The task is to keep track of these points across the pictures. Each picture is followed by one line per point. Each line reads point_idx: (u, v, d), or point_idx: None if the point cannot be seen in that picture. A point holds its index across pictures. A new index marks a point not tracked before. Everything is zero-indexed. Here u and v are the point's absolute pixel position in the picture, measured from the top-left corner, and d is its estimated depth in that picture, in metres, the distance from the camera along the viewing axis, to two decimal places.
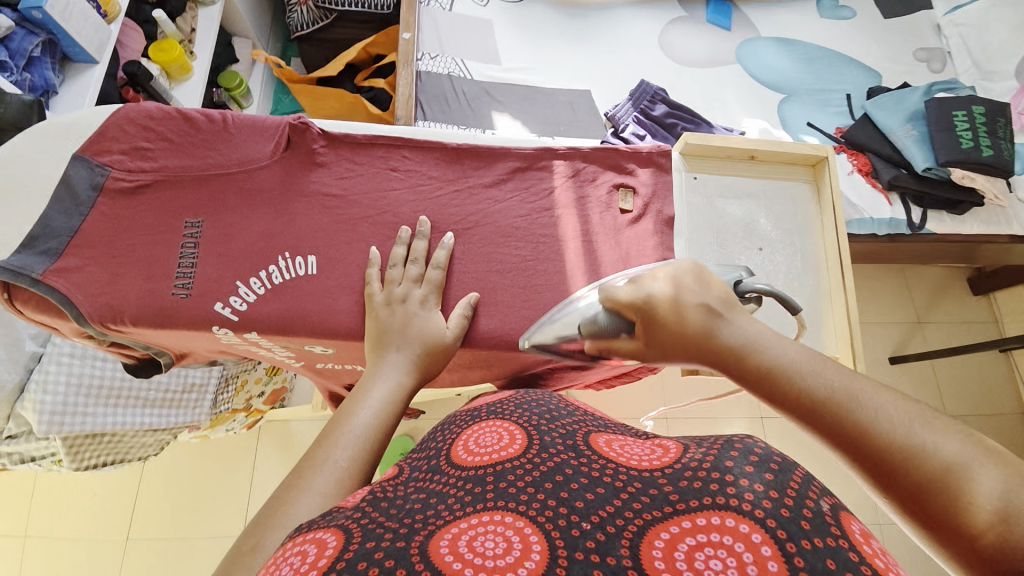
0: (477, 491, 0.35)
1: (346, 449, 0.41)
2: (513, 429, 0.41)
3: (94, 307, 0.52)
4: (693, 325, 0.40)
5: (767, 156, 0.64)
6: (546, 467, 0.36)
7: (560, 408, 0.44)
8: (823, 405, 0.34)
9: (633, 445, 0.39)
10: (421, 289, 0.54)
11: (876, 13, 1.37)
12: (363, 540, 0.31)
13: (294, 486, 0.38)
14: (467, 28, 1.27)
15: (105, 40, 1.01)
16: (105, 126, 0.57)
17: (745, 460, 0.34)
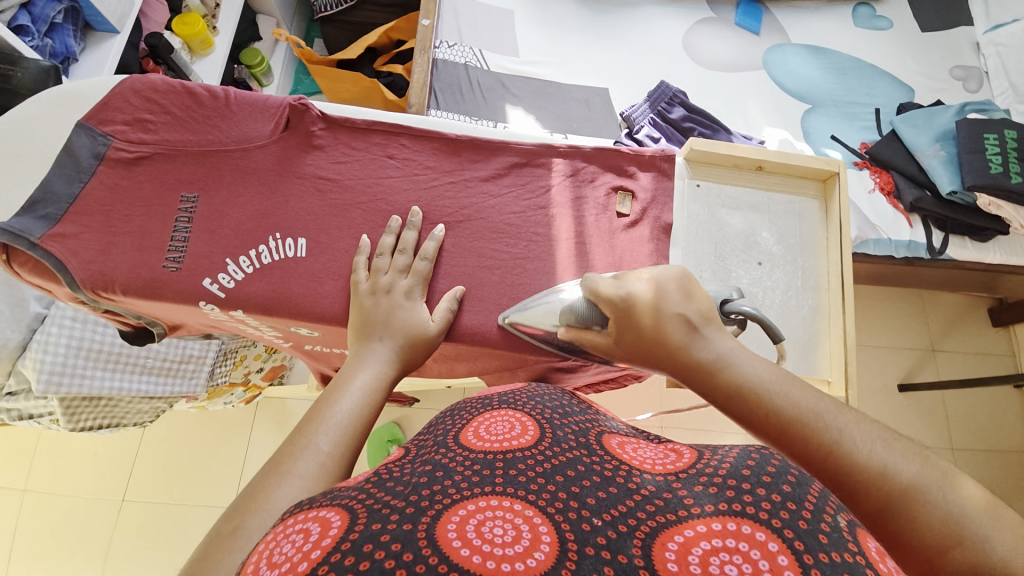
0: (486, 474, 0.32)
1: (328, 435, 0.39)
2: (524, 420, 0.38)
3: (86, 274, 0.53)
4: (665, 337, 0.40)
5: (775, 168, 0.62)
6: (558, 459, 0.33)
7: (572, 405, 0.42)
8: (791, 425, 0.34)
9: (646, 449, 0.38)
10: (407, 281, 0.53)
11: (914, 26, 1.31)
12: (369, 520, 0.27)
13: (272, 472, 0.35)
14: (488, 18, 1.26)
15: (128, 11, 1.02)
16: (110, 96, 0.58)
17: (765, 469, 0.32)
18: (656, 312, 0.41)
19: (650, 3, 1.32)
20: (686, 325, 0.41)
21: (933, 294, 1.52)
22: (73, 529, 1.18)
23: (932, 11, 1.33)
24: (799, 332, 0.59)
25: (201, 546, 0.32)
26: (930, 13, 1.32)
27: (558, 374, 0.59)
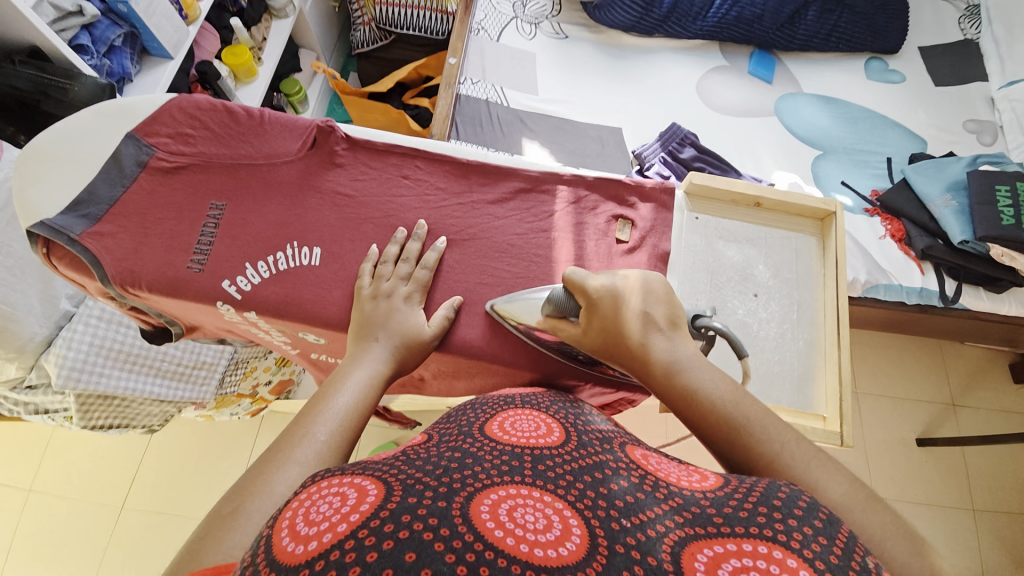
0: (516, 464, 0.33)
1: (325, 425, 0.41)
2: (551, 424, 0.41)
3: (117, 270, 0.57)
4: (631, 332, 0.45)
5: (772, 205, 0.64)
6: (585, 462, 0.35)
7: (595, 419, 0.45)
8: (737, 431, 0.39)
9: (670, 465, 0.38)
10: (407, 287, 0.56)
11: (926, 81, 1.34)
12: (406, 494, 0.28)
13: (272, 459, 0.38)
14: (511, 59, 1.34)
15: (182, 40, 1.13)
16: (158, 112, 0.64)
17: (794, 501, 0.31)
18: (629, 311, 0.46)
19: (665, 51, 1.38)
20: (655, 330, 0.45)
21: (953, 347, 1.48)
22: (72, 527, 1.19)
23: (945, 67, 1.36)
24: (794, 365, 0.59)
25: (206, 522, 0.34)
26: (942, 69, 1.36)
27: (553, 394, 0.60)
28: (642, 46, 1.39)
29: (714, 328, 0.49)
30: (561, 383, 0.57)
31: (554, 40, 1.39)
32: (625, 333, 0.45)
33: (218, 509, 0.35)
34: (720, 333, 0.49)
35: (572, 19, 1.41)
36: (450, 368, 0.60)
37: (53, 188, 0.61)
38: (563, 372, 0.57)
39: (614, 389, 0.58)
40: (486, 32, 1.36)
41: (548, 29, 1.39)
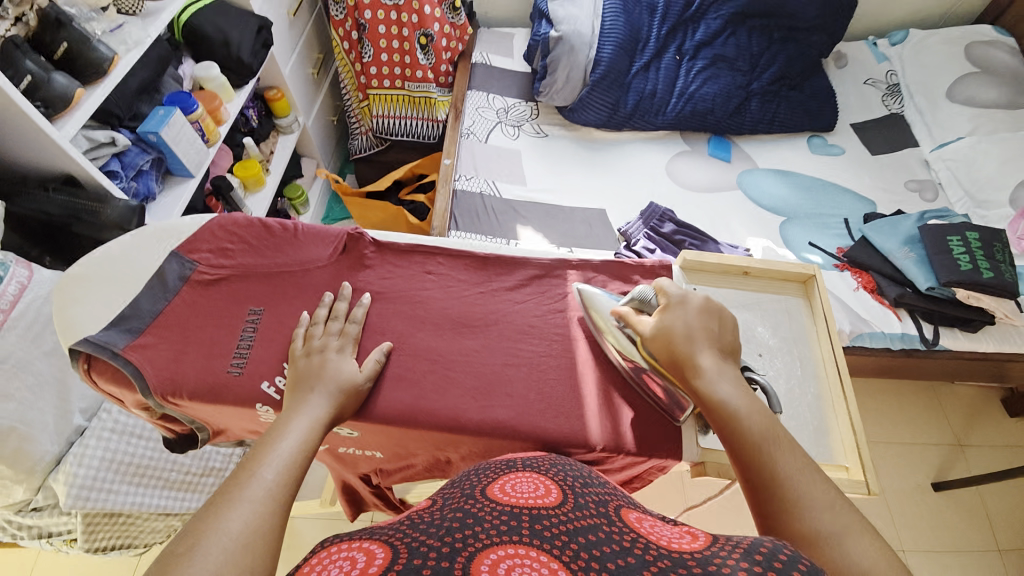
0: (514, 524, 0.39)
1: (272, 467, 0.46)
2: (549, 485, 0.46)
3: (159, 380, 0.59)
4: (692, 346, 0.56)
5: (759, 272, 0.71)
6: (580, 523, 0.40)
7: (594, 478, 0.50)
8: (755, 451, 0.49)
9: (663, 527, 0.43)
10: (339, 341, 0.61)
11: (863, 151, 1.54)
12: (411, 556, 0.34)
13: (218, 504, 0.42)
14: (499, 157, 1.49)
15: (202, 160, 1.23)
16: (200, 230, 0.70)
17: (777, 554, 0.35)
18: (698, 331, 0.57)
19: (634, 140, 1.56)
20: (714, 350, 0.56)
21: (946, 388, 1.53)
22: None
23: (877, 139, 1.56)
24: (807, 418, 0.63)
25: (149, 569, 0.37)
26: (875, 141, 1.56)
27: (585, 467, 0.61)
28: (614, 137, 1.57)
29: (759, 382, 0.57)
30: (593, 457, 0.59)
31: (536, 138, 1.56)
32: (691, 350, 0.56)
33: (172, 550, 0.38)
34: (763, 387, 0.58)
35: (550, 120, 1.60)
36: (482, 451, 0.61)
37: (97, 307, 0.64)
38: (594, 445, 0.58)
39: (643, 457, 0.59)
40: (475, 135, 1.53)
41: (529, 129, 1.57)
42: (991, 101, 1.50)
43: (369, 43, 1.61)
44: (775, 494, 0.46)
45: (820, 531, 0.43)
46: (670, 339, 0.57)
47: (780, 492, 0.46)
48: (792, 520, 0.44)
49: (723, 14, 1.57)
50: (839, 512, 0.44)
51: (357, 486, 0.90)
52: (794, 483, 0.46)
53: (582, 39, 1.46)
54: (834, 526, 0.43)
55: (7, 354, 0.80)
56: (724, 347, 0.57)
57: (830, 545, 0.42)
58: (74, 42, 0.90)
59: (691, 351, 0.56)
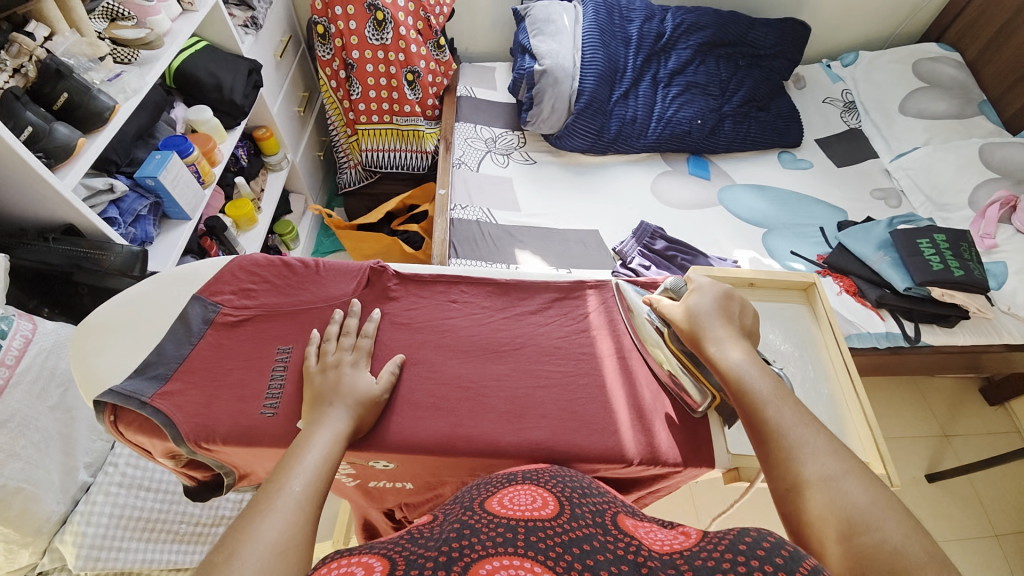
0: (508, 536, 0.41)
1: (300, 478, 0.48)
2: (547, 497, 0.49)
3: (191, 427, 0.58)
4: (709, 325, 0.61)
5: (763, 283, 0.76)
6: (575, 534, 0.42)
7: (592, 488, 0.52)
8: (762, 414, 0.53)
9: (658, 531, 0.47)
10: (353, 355, 0.62)
11: (830, 164, 1.65)
12: (409, 568, 0.37)
13: (253, 513, 0.45)
14: (492, 185, 1.53)
15: (198, 202, 1.23)
16: (221, 272, 0.71)
17: (760, 545, 0.40)
18: (714, 311, 0.62)
19: (619, 164, 1.63)
20: (730, 329, 0.61)
21: (927, 381, 1.61)
22: None
23: (841, 152, 1.68)
24: (826, 417, 0.66)
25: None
26: (840, 154, 1.67)
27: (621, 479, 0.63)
28: (599, 162, 1.64)
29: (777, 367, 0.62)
30: (629, 470, 0.61)
31: (525, 165, 1.61)
32: (708, 326, 0.61)
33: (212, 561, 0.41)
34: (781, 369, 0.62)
35: (538, 148, 1.66)
36: None
37: (119, 357, 0.63)
38: (631, 459, 0.60)
39: (680, 468, 0.61)
40: (466, 165, 1.57)
41: (518, 157, 1.63)
42: (940, 113, 1.64)
43: (357, 80, 1.65)
44: (775, 447, 0.51)
45: (815, 478, 0.48)
46: (689, 321, 0.62)
47: (779, 446, 0.51)
48: (791, 470, 0.49)
49: (692, 45, 1.68)
50: (833, 459, 0.49)
51: (377, 520, 0.89)
52: (793, 437, 0.51)
53: (565, 71, 1.54)
54: (828, 473, 0.48)
55: (13, 413, 0.77)
56: (740, 327, 0.62)
57: (824, 490, 0.47)
58: (75, 92, 0.88)
59: (708, 328, 0.61)
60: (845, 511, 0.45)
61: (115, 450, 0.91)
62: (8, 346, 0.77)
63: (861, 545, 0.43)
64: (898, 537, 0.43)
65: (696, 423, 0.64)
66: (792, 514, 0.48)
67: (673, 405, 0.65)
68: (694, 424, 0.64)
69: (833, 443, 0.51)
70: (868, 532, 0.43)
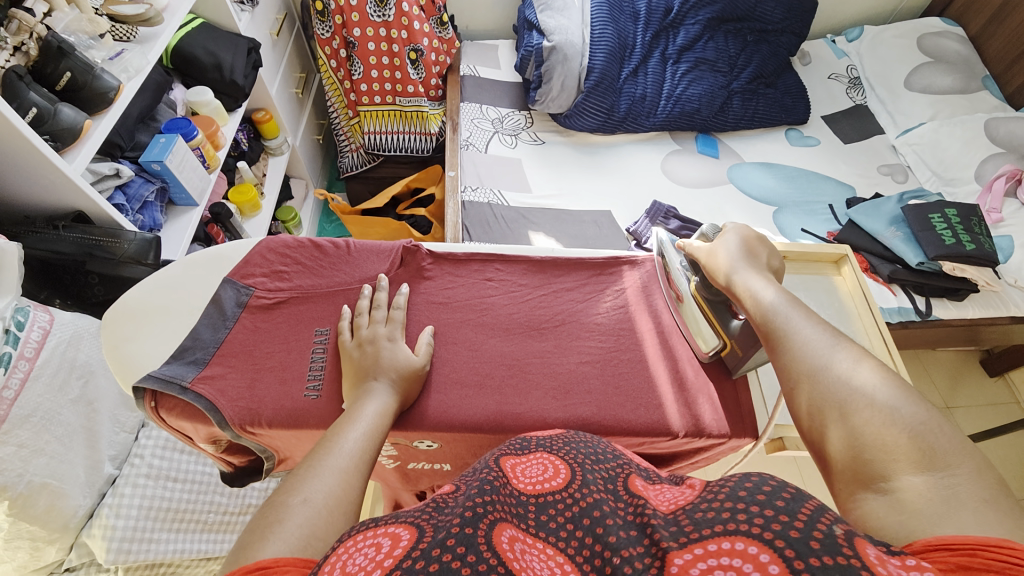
0: (523, 515, 0.40)
1: (357, 432, 0.50)
2: (558, 465, 0.47)
3: (236, 411, 0.58)
4: (727, 260, 0.63)
5: (796, 256, 0.82)
6: (584, 502, 0.41)
7: (604, 453, 0.51)
8: (772, 325, 0.55)
9: (666, 492, 0.44)
10: (387, 328, 0.62)
11: (837, 140, 1.65)
12: (436, 532, 0.35)
13: (306, 469, 0.45)
14: (501, 166, 1.50)
15: (205, 187, 1.19)
16: (250, 254, 0.69)
17: (763, 487, 0.37)
18: (737, 251, 0.64)
19: (628, 143, 1.61)
20: (745, 259, 0.63)
21: (929, 355, 1.65)
22: None
23: (847, 129, 1.67)
24: None
25: (255, 518, 0.41)
26: (846, 130, 1.67)
27: (664, 450, 0.64)
28: (608, 141, 1.62)
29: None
30: (673, 443, 0.62)
31: (533, 145, 1.58)
32: (731, 262, 0.63)
33: (283, 500, 0.42)
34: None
35: (545, 128, 1.63)
36: None
37: (157, 344, 0.63)
38: (677, 433, 0.61)
39: (725, 439, 0.62)
40: (474, 146, 1.54)
41: (526, 137, 1.60)
42: (946, 88, 1.65)
43: (359, 60, 1.59)
44: (787, 349, 0.53)
45: (828, 371, 0.49)
46: (712, 261, 0.65)
47: (792, 347, 0.53)
48: (801, 365, 0.51)
49: (701, 20, 1.66)
50: (848, 353, 0.50)
51: (407, 501, 0.90)
52: (805, 338, 0.53)
53: (574, 48, 1.51)
54: (843, 366, 0.49)
55: (35, 406, 0.75)
56: (765, 268, 0.63)
57: (835, 381, 0.49)
58: (78, 71, 0.83)
59: (729, 265, 0.63)
60: (856, 397, 0.47)
61: (140, 442, 0.91)
62: (26, 339, 0.74)
63: (868, 425, 0.45)
64: (910, 415, 0.44)
65: (736, 390, 0.65)
66: (803, 403, 0.50)
67: (709, 375, 0.66)
68: (735, 389, 0.65)
69: (846, 341, 0.52)
70: (879, 413, 0.45)
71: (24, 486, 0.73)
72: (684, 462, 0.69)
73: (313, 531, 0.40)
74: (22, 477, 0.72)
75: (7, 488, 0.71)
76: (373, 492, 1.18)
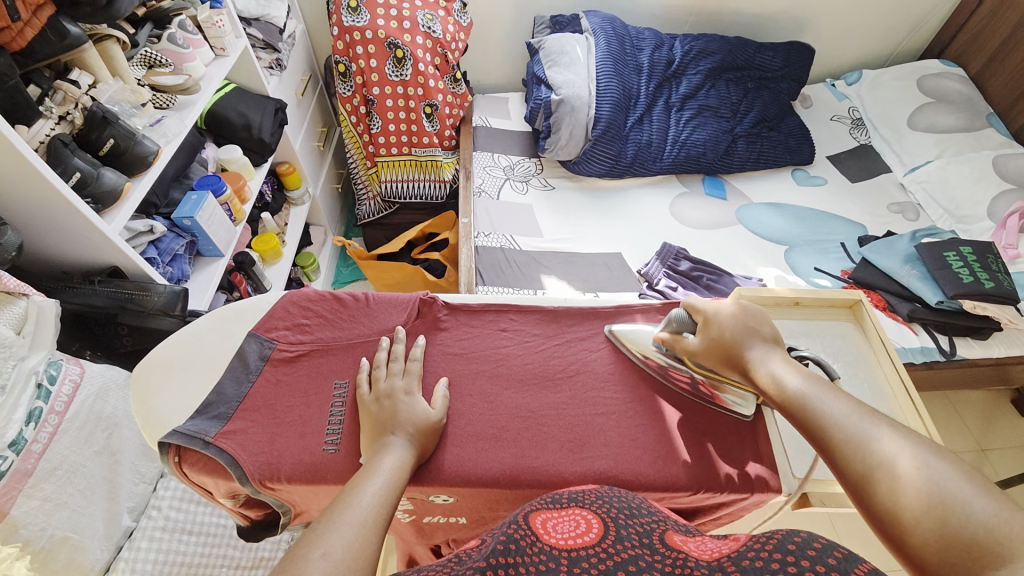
0: (552, 566, 0.41)
1: (375, 484, 0.50)
2: (591, 520, 0.47)
3: (256, 466, 0.59)
4: (728, 340, 0.61)
5: (808, 301, 0.81)
6: (619, 557, 0.41)
7: (639, 508, 0.50)
8: (800, 411, 0.53)
9: (707, 544, 0.44)
10: (404, 380, 0.63)
11: (843, 179, 1.67)
12: None
13: (321, 526, 0.45)
14: (514, 212, 1.55)
15: (230, 238, 1.25)
16: (274, 308, 0.72)
17: (811, 545, 0.36)
18: (744, 329, 0.61)
19: (636, 187, 1.66)
20: (754, 339, 0.60)
21: (958, 395, 1.59)
22: None
23: (854, 168, 1.70)
24: None
25: (275, 570, 0.41)
26: (853, 169, 1.69)
27: (683, 505, 0.63)
28: (616, 186, 1.66)
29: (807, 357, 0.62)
30: (694, 497, 0.61)
31: (544, 191, 1.63)
32: (740, 341, 0.60)
33: (303, 553, 0.42)
34: (813, 360, 0.62)
35: (555, 174, 1.69)
36: None
37: (183, 398, 0.65)
38: (697, 487, 0.60)
39: (747, 494, 0.61)
40: (487, 192, 1.59)
41: (537, 183, 1.65)
42: (950, 127, 1.67)
43: (377, 115, 1.68)
44: (829, 439, 0.49)
45: (873, 456, 0.46)
46: (711, 342, 0.62)
47: (827, 431, 0.50)
48: (851, 461, 0.47)
49: (702, 70, 1.74)
50: (895, 438, 0.47)
51: (422, 556, 0.88)
52: (846, 426, 0.49)
53: (581, 100, 1.58)
54: (889, 449, 0.46)
55: (62, 459, 0.76)
56: (767, 340, 0.60)
57: (884, 467, 0.45)
58: (121, 138, 0.90)
59: (736, 345, 0.60)
60: (920, 493, 0.42)
61: (157, 494, 0.94)
62: (58, 392, 0.77)
63: (935, 523, 0.40)
64: (976, 506, 0.40)
65: (756, 442, 0.65)
66: (870, 508, 0.45)
67: (728, 427, 0.66)
68: (756, 446, 0.64)
69: (886, 419, 0.49)
70: (945, 510, 0.40)
71: (45, 541, 0.73)
72: (706, 518, 0.67)
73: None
74: (45, 532, 0.73)
75: (31, 543, 0.71)
76: (386, 544, 1.16)
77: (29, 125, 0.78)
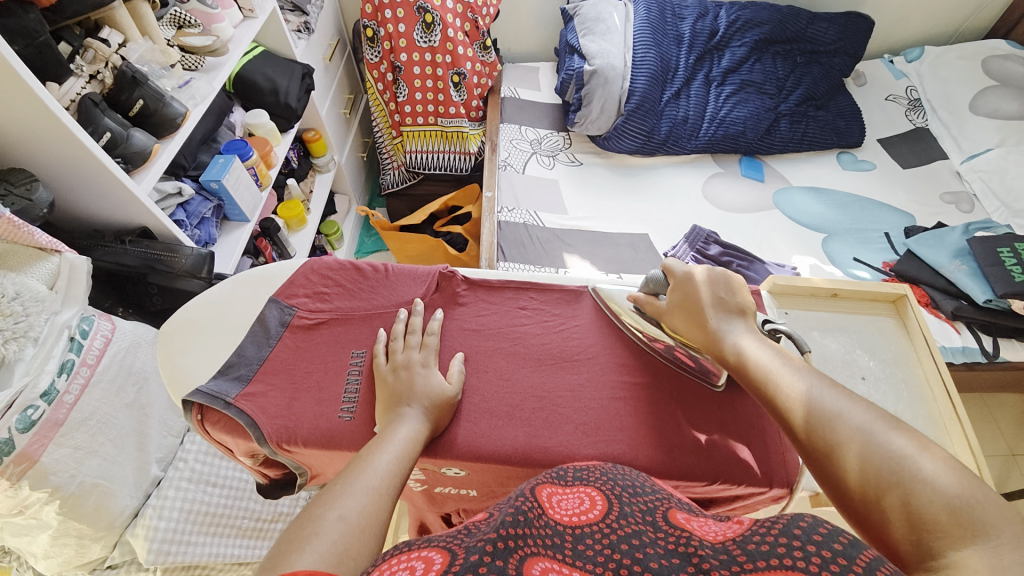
0: (557, 542, 0.40)
1: (390, 451, 0.50)
2: (595, 498, 0.46)
3: (273, 428, 0.60)
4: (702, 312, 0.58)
5: (848, 293, 0.77)
6: (622, 532, 0.40)
7: (643, 486, 0.49)
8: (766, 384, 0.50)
9: (711, 525, 0.42)
10: (421, 353, 0.63)
11: (893, 165, 1.56)
12: (468, 556, 0.36)
13: (336, 487, 0.45)
14: (538, 187, 1.51)
15: (256, 205, 1.26)
16: (294, 275, 0.72)
17: (817, 529, 0.34)
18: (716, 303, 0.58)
19: (668, 165, 1.59)
20: (723, 310, 0.58)
21: (995, 398, 1.51)
22: None
23: (906, 153, 1.58)
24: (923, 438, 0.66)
25: (293, 526, 0.41)
26: (904, 154, 1.58)
27: (700, 495, 0.62)
28: (647, 164, 1.60)
29: (781, 330, 0.58)
30: (711, 488, 0.60)
31: (571, 167, 1.58)
32: (709, 316, 0.58)
33: (316, 512, 0.42)
34: (787, 334, 0.58)
35: (583, 149, 1.63)
36: None
37: (204, 357, 0.67)
38: (714, 479, 0.59)
39: (767, 488, 0.59)
40: (512, 167, 1.55)
41: (564, 159, 1.60)
42: (1015, 113, 1.54)
43: (403, 83, 1.64)
44: (793, 410, 0.47)
45: (839, 427, 0.44)
46: (682, 312, 0.60)
47: (790, 402, 0.48)
48: (826, 434, 0.44)
49: (747, 42, 1.63)
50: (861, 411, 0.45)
51: (432, 524, 0.90)
52: (817, 399, 0.47)
53: (615, 71, 1.51)
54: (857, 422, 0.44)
55: (94, 411, 0.80)
56: (736, 310, 0.58)
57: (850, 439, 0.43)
58: (149, 99, 0.90)
59: (708, 317, 0.57)
60: (887, 468, 0.40)
61: (184, 447, 0.98)
62: (90, 346, 0.80)
63: (900, 499, 0.39)
64: (940, 480, 0.38)
65: (782, 437, 0.62)
66: (831, 479, 0.43)
67: (755, 419, 0.63)
68: (782, 443, 0.62)
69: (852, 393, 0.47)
70: (907, 484, 0.39)
71: (76, 486, 0.78)
72: (723, 508, 0.65)
73: (347, 547, 0.40)
74: (75, 478, 0.77)
75: (60, 488, 0.76)
76: (399, 509, 1.19)
77: (61, 83, 0.79)
